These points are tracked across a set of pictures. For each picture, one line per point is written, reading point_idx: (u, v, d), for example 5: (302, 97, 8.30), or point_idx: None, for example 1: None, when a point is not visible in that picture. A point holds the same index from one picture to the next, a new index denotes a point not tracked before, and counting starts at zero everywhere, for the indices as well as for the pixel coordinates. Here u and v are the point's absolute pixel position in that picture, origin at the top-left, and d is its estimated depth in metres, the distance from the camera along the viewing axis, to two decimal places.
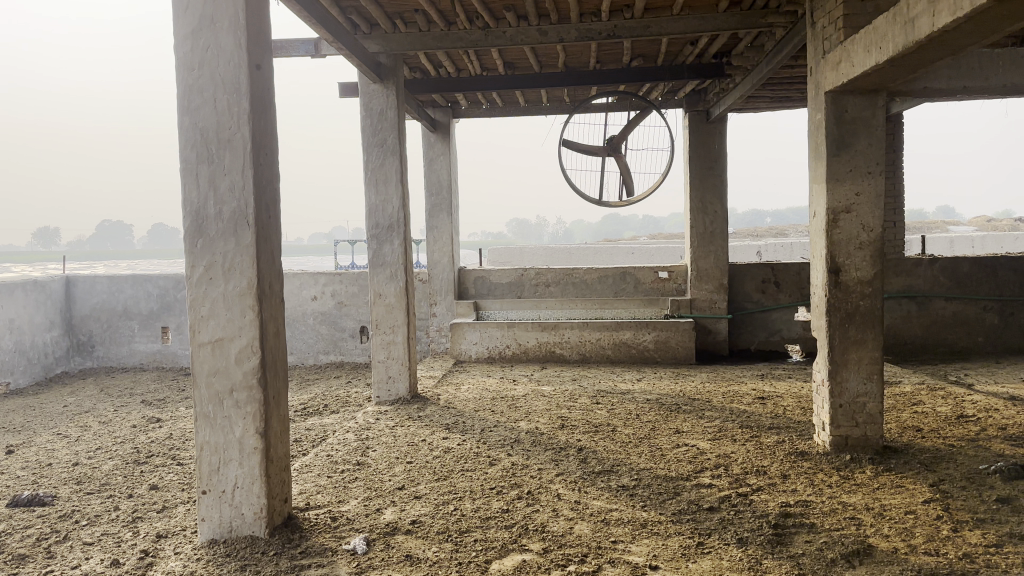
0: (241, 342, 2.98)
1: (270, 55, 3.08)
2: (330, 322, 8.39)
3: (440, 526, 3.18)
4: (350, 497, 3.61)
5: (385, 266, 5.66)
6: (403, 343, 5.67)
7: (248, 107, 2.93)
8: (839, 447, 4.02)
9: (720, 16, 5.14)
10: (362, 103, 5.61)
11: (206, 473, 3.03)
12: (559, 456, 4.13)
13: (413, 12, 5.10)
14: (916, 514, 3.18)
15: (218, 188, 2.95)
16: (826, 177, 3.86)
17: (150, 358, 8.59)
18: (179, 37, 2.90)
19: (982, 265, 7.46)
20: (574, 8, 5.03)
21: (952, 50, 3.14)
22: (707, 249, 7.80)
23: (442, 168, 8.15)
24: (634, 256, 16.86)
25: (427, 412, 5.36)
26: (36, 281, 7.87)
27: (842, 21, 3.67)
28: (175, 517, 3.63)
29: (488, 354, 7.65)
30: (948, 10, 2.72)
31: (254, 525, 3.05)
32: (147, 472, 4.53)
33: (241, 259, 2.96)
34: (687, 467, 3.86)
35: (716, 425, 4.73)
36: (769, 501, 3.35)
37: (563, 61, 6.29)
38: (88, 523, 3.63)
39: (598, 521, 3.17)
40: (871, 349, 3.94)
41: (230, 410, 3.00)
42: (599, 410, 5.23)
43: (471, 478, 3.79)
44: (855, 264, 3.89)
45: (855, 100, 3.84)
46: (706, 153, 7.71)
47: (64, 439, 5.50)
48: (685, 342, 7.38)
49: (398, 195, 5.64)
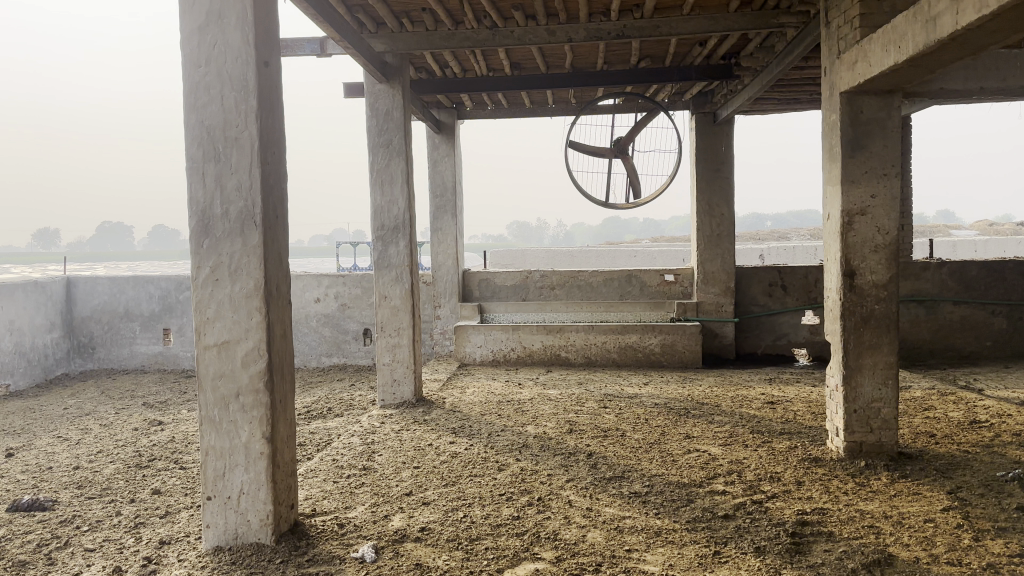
0: (248, 344, 2.92)
1: (278, 52, 3.02)
2: (333, 324, 8.33)
3: (450, 533, 3.12)
4: (357, 503, 3.54)
5: (390, 268, 5.60)
6: (408, 346, 5.61)
7: (255, 105, 2.87)
8: (853, 453, 3.96)
9: (730, 16, 5.09)
10: (368, 103, 5.56)
11: (210, 478, 2.96)
12: (568, 461, 4.07)
13: (420, 11, 5.04)
14: (936, 522, 3.11)
15: (225, 187, 2.90)
16: (841, 178, 3.81)
17: (151, 360, 8.53)
18: (185, 33, 2.84)
19: (990, 268, 7.40)
20: (583, 7, 4.97)
21: (973, 50, 3.08)
22: (714, 251, 7.73)
23: (447, 170, 8.11)
24: (636, 258, 16.79)
25: (433, 416, 5.30)
26: (36, 281, 7.81)
27: (858, 20, 3.62)
28: (178, 523, 3.56)
29: (493, 357, 7.59)
30: (972, 7, 2.66)
31: (260, 532, 2.99)
32: (149, 476, 4.47)
33: (249, 260, 2.90)
34: (699, 473, 3.80)
35: (726, 430, 4.67)
36: (785, 509, 3.28)
37: (570, 61, 6.24)
38: (90, 529, 3.57)
39: (610, 529, 3.11)
40: (886, 354, 3.87)
41: (236, 414, 2.94)
42: (607, 415, 5.17)
43: (480, 484, 3.73)
44: (870, 268, 3.83)
45: (871, 100, 3.78)
46: (713, 155, 7.66)
47: (65, 442, 5.44)
48: (692, 346, 7.32)
49: (404, 197, 5.58)
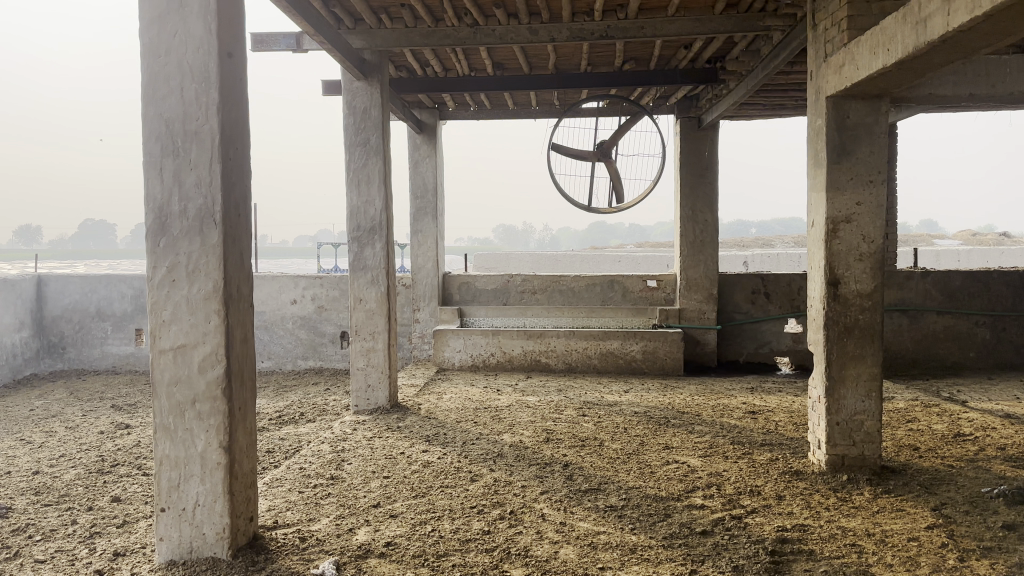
0: (205, 349, 2.77)
1: (244, 44, 2.88)
2: (310, 327, 8.15)
3: (417, 549, 2.97)
4: (321, 515, 3.39)
5: (366, 270, 5.45)
6: (383, 351, 5.46)
7: (218, 98, 2.72)
8: (836, 466, 3.88)
9: (716, 18, 5.03)
10: (346, 100, 5.40)
11: (165, 489, 2.80)
12: (543, 472, 3.95)
13: (400, 7, 4.91)
14: (920, 541, 3.03)
15: (184, 183, 2.74)
16: (826, 185, 3.73)
17: (123, 361, 8.29)
18: (144, 21, 2.69)
19: (973, 279, 7.39)
20: (566, 6, 4.87)
21: (962, 54, 3.01)
22: (697, 257, 7.65)
23: (428, 171, 7.97)
24: (620, 265, 16.68)
25: (407, 422, 5.16)
26: (5, 279, 7.55)
27: (846, 23, 3.55)
28: (134, 534, 3.39)
29: (471, 362, 7.45)
30: (965, 8, 2.58)
31: (216, 546, 2.82)
32: (110, 482, 4.28)
33: (207, 260, 2.75)
34: (678, 486, 3.69)
35: (706, 440, 4.57)
36: (764, 525, 3.19)
37: (553, 63, 6.14)
38: (42, 539, 3.38)
39: (584, 545, 2.98)
40: (870, 365, 3.79)
41: (192, 423, 2.78)
42: (585, 423, 5.05)
43: (451, 495, 3.60)
44: (855, 277, 3.75)
45: (857, 105, 3.70)
46: (697, 161, 7.59)
47: (25, 446, 5.22)
48: (673, 352, 7.23)
49: (381, 197, 5.43)
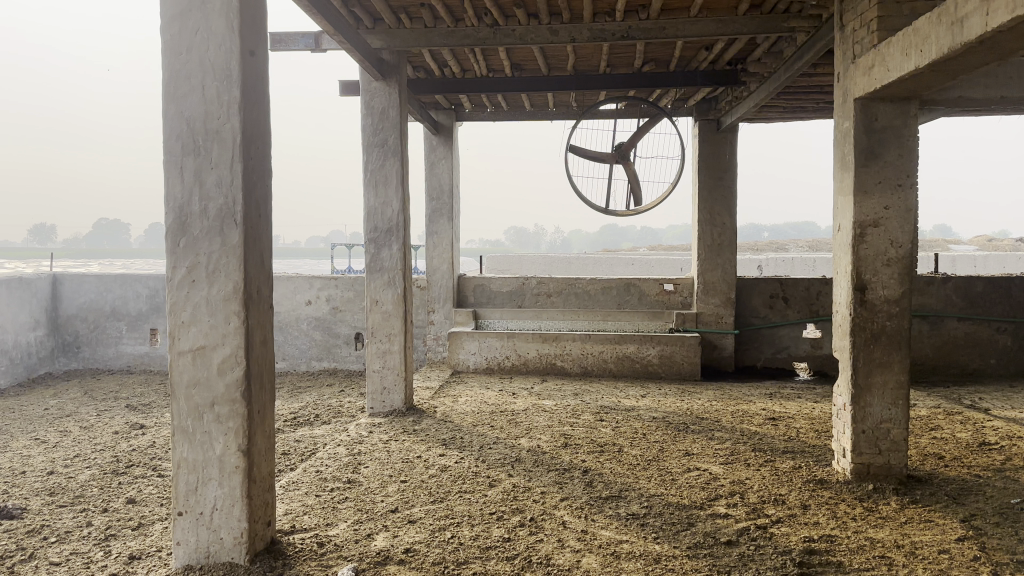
0: (225, 351, 2.73)
1: (266, 42, 2.85)
2: (324, 328, 8.14)
3: (436, 556, 2.93)
4: (338, 519, 3.35)
5: (382, 271, 5.41)
6: (399, 353, 5.42)
7: (239, 96, 2.69)
8: (861, 475, 3.79)
9: (739, 19, 4.96)
10: (364, 101, 5.37)
11: (183, 493, 2.77)
12: (563, 478, 3.89)
13: (419, 7, 4.88)
14: (951, 553, 2.94)
15: (204, 182, 2.71)
16: (853, 189, 3.65)
17: (137, 360, 8.31)
18: (166, 18, 2.67)
19: (996, 285, 7.27)
20: (587, 7, 4.82)
21: (998, 55, 2.93)
22: (715, 261, 7.57)
23: (443, 172, 7.94)
24: (634, 268, 16.61)
25: (423, 425, 5.12)
26: (22, 278, 7.59)
27: (876, 24, 3.48)
28: (150, 536, 3.37)
29: (486, 365, 7.41)
30: (1005, 7, 2.51)
31: (233, 550, 2.79)
32: (125, 484, 4.26)
33: (227, 261, 2.72)
34: (700, 494, 3.62)
35: (727, 447, 4.50)
36: (791, 535, 3.11)
37: (572, 63, 6.09)
38: (57, 541, 3.36)
39: (607, 554, 2.93)
40: (897, 372, 3.71)
41: (210, 426, 2.75)
42: (603, 428, 4.99)
43: (469, 501, 3.55)
44: (882, 282, 3.67)
45: (887, 108, 3.62)
46: (716, 163, 7.52)
47: (41, 445, 5.23)
48: (690, 357, 7.14)
49: (398, 198, 5.40)
